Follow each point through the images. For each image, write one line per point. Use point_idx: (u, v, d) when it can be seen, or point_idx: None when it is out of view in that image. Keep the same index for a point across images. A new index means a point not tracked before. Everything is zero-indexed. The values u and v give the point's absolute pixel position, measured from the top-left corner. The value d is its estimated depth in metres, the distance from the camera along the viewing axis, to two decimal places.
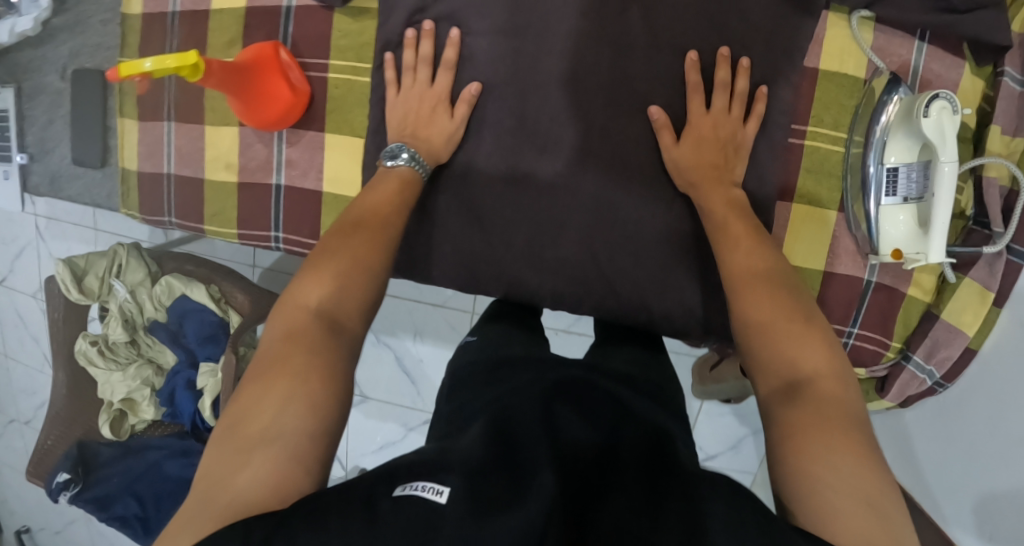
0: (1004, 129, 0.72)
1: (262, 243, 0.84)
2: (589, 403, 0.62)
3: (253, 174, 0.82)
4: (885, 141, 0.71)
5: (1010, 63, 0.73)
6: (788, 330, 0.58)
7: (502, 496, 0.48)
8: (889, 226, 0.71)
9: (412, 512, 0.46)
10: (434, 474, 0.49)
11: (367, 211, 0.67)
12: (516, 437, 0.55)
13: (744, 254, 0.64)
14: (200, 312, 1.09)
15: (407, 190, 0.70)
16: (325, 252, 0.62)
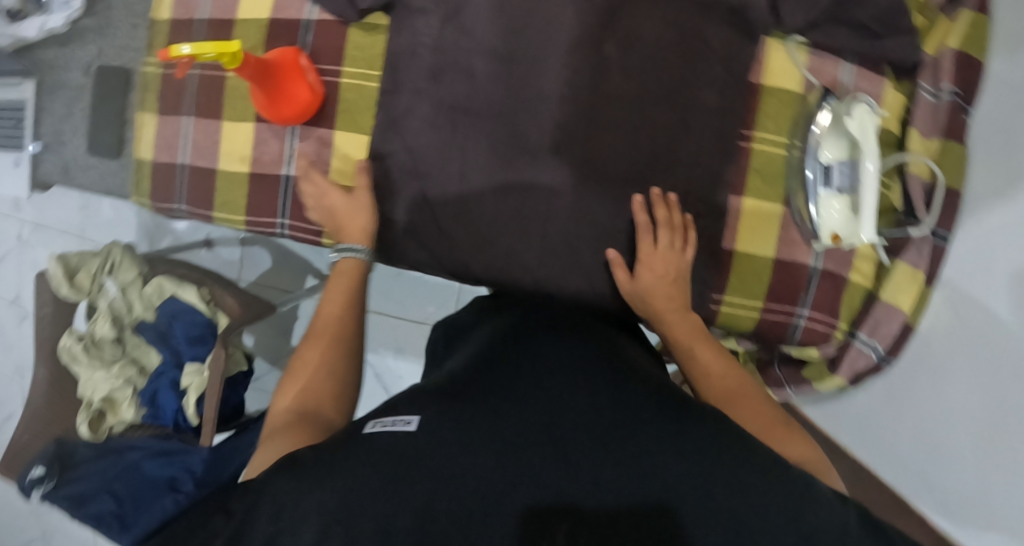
0: (922, 133, 0.85)
1: (267, 230, 0.91)
2: (556, 345, 0.70)
3: (264, 166, 0.90)
4: (817, 145, 0.83)
5: (925, 78, 0.86)
6: (740, 406, 0.67)
7: (464, 417, 0.58)
8: (826, 213, 0.82)
9: (388, 441, 0.57)
10: (407, 411, 0.60)
11: (325, 317, 0.77)
12: (480, 378, 0.65)
13: (708, 356, 0.73)
14: (190, 312, 1.15)
15: (355, 279, 0.81)
16: (298, 367, 0.73)
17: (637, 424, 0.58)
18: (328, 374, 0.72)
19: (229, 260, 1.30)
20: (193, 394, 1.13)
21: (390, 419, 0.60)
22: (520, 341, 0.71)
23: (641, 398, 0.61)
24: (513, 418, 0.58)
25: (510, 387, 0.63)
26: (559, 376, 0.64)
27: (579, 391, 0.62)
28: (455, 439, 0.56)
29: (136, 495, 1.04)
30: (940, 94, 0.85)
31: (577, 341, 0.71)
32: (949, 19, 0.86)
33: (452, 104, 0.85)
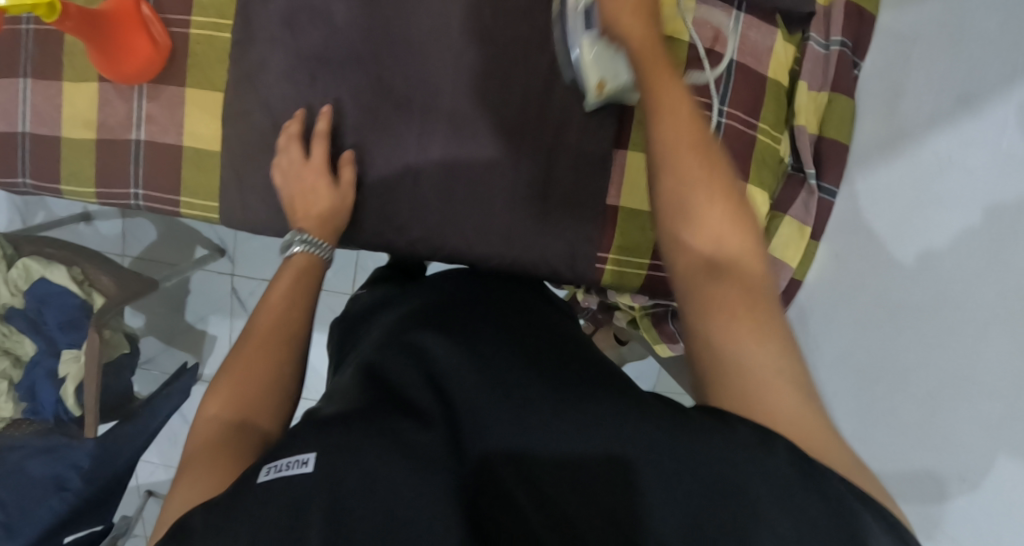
0: (810, 86, 0.81)
1: (122, 202, 0.83)
2: (467, 340, 0.63)
3: (112, 130, 0.82)
4: (581, 41, 0.72)
5: (814, 30, 0.82)
6: (728, 292, 0.52)
7: (363, 442, 0.48)
8: (589, 51, 0.71)
9: (280, 492, 0.46)
10: (297, 443, 0.49)
11: (265, 312, 0.67)
12: (376, 388, 0.56)
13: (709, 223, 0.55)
14: (61, 295, 1.03)
15: (303, 279, 0.71)
16: (232, 368, 0.62)
17: (551, 418, 0.51)
18: (266, 379, 0.61)
19: (110, 235, 1.22)
20: (72, 383, 1.02)
21: (278, 460, 0.48)
22: (398, 343, 0.63)
23: (543, 386, 0.55)
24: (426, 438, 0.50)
25: (404, 405, 0.54)
26: (454, 387, 0.57)
27: (480, 399, 0.54)
28: (361, 473, 0.46)
29: (23, 500, 0.95)
30: (829, 46, 0.81)
31: (458, 330, 0.65)
32: None
33: (312, 54, 0.78)
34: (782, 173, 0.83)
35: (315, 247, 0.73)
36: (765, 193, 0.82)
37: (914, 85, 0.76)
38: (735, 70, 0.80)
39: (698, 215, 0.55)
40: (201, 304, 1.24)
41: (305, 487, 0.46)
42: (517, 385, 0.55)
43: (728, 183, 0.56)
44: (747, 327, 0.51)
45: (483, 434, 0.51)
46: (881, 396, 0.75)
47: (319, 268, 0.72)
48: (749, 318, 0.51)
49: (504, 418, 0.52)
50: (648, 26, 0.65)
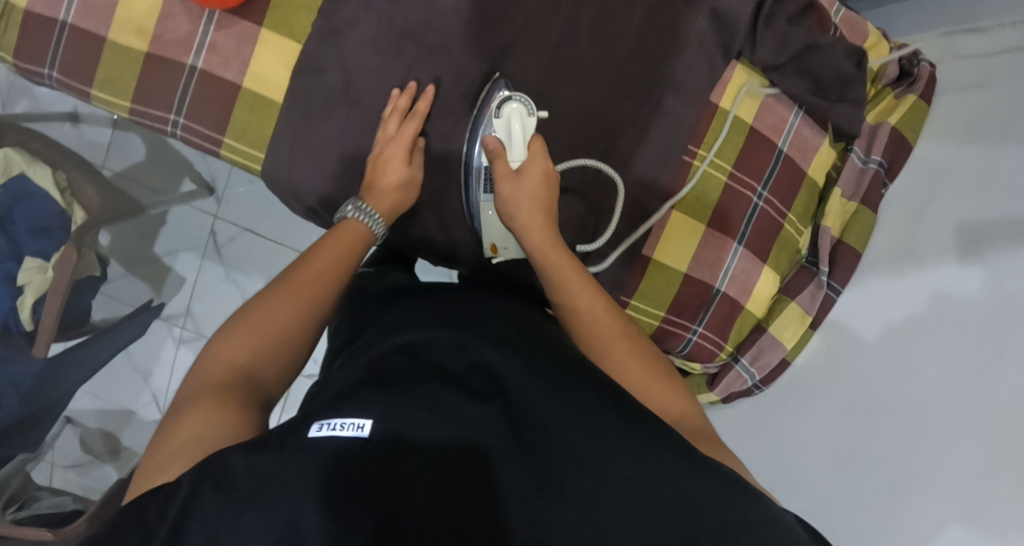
0: (843, 192, 0.88)
1: (158, 125, 0.79)
2: (516, 327, 0.66)
3: (166, 48, 0.77)
4: (480, 201, 0.78)
5: (858, 143, 0.88)
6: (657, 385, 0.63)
7: (413, 411, 0.53)
8: (488, 216, 0.77)
9: (334, 448, 0.51)
10: (352, 406, 0.54)
11: (306, 270, 0.69)
12: (429, 358, 0.60)
13: (620, 354, 0.64)
14: (39, 199, 0.97)
15: (355, 245, 0.72)
16: (257, 313, 0.66)
17: (588, 417, 0.55)
18: (289, 339, 0.65)
19: (94, 142, 1.15)
20: (30, 296, 0.94)
21: (336, 418, 0.53)
22: (442, 319, 0.66)
23: (581, 376, 0.59)
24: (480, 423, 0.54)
25: (449, 379, 0.58)
26: (498, 362, 0.60)
27: (519, 379, 0.58)
28: (414, 446, 0.52)
29: None
30: (866, 162, 0.88)
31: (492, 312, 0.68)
32: (894, 96, 0.88)
33: (404, 32, 0.77)
34: (795, 263, 0.90)
35: (364, 216, 0.73)
36: (777, 276, 0.89)
37: (933, 217, 0.82)
38: (783, 158, 0.85)
39: (609, 358, 0.64)
40: (173, 238, 1.20)
41: (357, 450, 0.51)
42: (560, 371, 0.59)
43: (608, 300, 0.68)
44: (679, 434, 0.60)
45: (529, 413, 0.55)
46: (853, 466, 0.80)
47: (364, 241, 0.73)
48: (652, 377, 0.64)
49: (544, 403, 0.56)
50: (546, 165, 0.73)
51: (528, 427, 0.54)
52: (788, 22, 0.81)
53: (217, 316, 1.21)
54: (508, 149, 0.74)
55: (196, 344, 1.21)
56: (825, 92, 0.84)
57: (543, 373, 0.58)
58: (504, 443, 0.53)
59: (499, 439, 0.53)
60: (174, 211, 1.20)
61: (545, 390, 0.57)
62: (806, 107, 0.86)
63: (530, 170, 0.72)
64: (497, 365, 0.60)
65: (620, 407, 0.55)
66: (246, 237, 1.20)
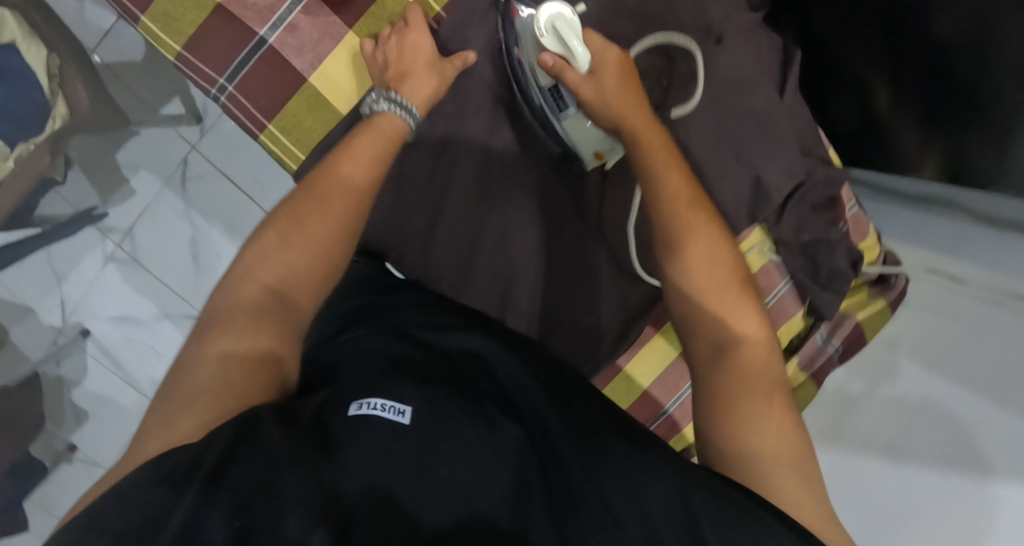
0: (799, 362, 0.95)
1: (201, 83, 0.75)
2: (525, 354, 0.66)
3: (242, 9, 0.74)
4: (565, 115, 0.78)
5: (825, 324, 0.96)
6: (739, 309, 0.65)
7: (448, 405, 0.54)
8: (583, 132, 0.79)
9: (375, 429, 0.50)
10: (389, 392, 0.54)
11: (339, 177, 0.65)
12: (449, 367, 0.61)
13: (713, 271, 0.66)
14: (25, 79, 0.88)
15: (388, 148, 0.68)
16: (297, 203, 0.64)
17: (609, 447, 0.55)
18: (320, 236, 0.62)
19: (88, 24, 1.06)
20: None
21: (374, 400, 0.53)
22: (458, 334, 0.66)
23: (588, 410, 0.60)
24: (510, 430, 0.54)
25: (468, 387, 0.58)
26: (513, 387, 0.61)
27: (535, 403, 0.59)
28: (451, 434, 0.51)
29: None
30: (827, 343, 0.96)
31: (498, 336, 0.69)
32: (868, 293, 0.97)
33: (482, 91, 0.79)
34: None
35: (399, 106, 0.70)
36: None
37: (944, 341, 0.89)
38: None
39: (700, 286, 0.66)
40: (141, 153, 1.12)
41: (397, 432, 0.51)
42: (571, 400, 0.61)
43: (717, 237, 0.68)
44: (753, 373, 0.62)
45: (547, 438, 0.56)
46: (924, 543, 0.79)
47: (399, 140, 0.69)
48: (750, 322, 0.65)
49: (560, 426, 0.57)
50: (641, 107, 0.73)
51: (549, 448, 0.55)
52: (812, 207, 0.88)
53: (158, 246, 1.15)
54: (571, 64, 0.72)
55: (127, 268, 1.15)
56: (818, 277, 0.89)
57: (551, 397, 0.60)
58: (529, 452, 0.53)
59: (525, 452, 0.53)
60: (144, 131, 1.11)
61: (564, 418, 0.58)
62: (795, 281, 0.90)
63: (627, 87, 0.73)
64: (514, 386, 0.61)
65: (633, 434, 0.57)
66: (218, 180, 1.14)
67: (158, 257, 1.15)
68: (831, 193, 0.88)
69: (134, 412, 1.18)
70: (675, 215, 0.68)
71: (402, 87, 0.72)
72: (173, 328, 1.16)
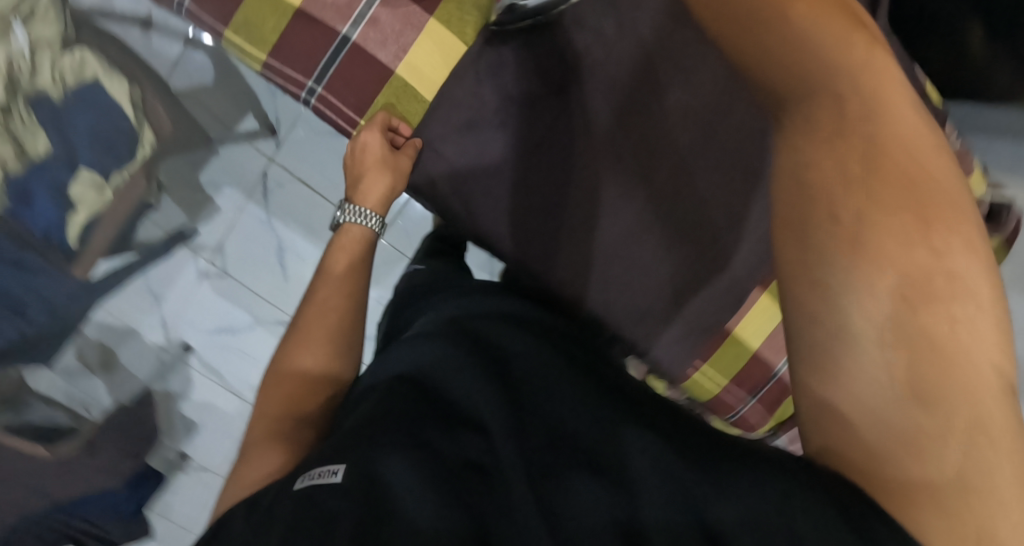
0: None
1: (292, 89, 0.80)
2: (505, 361, 0.59)
3: (323, 10, 0.78)
4: None
5: None
6: (836, 22, 0.51)
7: (388, 455, 0.48)
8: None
9: (309, 498, 0.45)
10: (333, 456, 0.49)
11: (320, 302, 0.74)
12: (409, 397, 0.55)
13: (810, 7, 0.51)
14: (111, 110, 0.91)
15: (359, 248, 0.81)
16: (291, 340, 0.72)
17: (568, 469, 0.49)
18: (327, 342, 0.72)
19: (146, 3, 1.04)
20: (80, 214, 0.92)
21: (318, 469, 0.48)
22: (441, 353, 0.60)
23: (554, 422, 0.52)
24: (462, 466, 0.48)
25: (431, 413, 0.53)
26: (476, 399, 0.54)
27: (496, 415, 0.51)
28: (393, 488, 0.46)
29: None
30: None
31: (477, 341, 0.63)
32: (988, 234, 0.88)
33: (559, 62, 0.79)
34: None
35: (360, 216, 0.81)
36: None
37: None
38: None
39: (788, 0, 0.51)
40: (222, 171, 1.15)
41: (330, 494, 0.45)
42: (538, 401, 0.54)
43: (814, 13, 0.51)
44: (880, 214, 0.48)
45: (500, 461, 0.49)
46: None
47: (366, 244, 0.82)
48: (868, 52, 0.52)
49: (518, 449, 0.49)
50: None
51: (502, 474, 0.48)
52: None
53: (246, 255, 1.18)
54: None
55: (219, 283, 1.18)
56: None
57: (511, 403, 0.53)
58: (481, 484, 0.47)
59: (471, 493, 0.46)
60: (223, 147, 1.14)
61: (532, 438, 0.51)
62: None
63: None
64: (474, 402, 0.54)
65: (581, 434, 0.51)
66: (296, 187, 1.16)
67: (246, 268, 1.18)
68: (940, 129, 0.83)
69: (237, 417, 1.23)
70: None
71: (359, 192, 0.81)
72: (266, 335, 1.21)
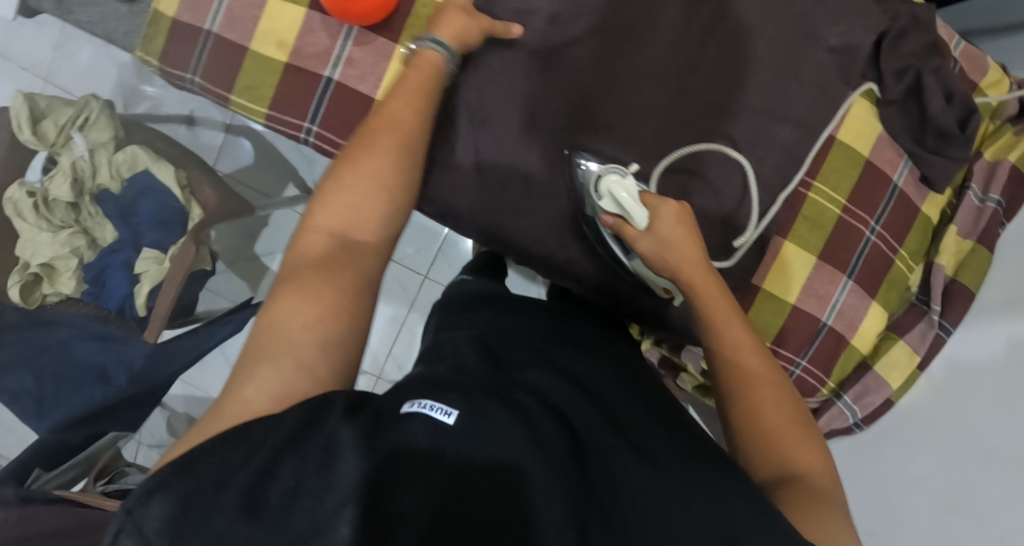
0: (959, 231, 0.84)
1: (291, 132, 0.82)
2: (572, 371, 0.66)
3: (305, 59, 0.81)
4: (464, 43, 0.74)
5: (975, 181, 0.85)
6: (676, 224, 0.69)
7: (498, 413, 0.54)
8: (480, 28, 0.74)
9: (427, 431, 0.51)
10: (437, 394, 0.55)
11: (386, 118, 0.66)
12: (491, 371, 0.62)
13: (663, 223, 0.69)
14: (163, 194, 1.02)
15: (432, 82, 0.70)
16: (348, 151, 0.64)
17: (643, 462, 0.55)
18: (397, 170, 0.63)
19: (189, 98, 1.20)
20: (146, 284, 1.00)
21: (424, 400, 0.54)
22: (517, 346, 0.69)
23: (640, 424, 0.60)
24: (550, 434, 0.55)
25: (517, 389, 0.60)
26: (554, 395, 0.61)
27: (574, 413, 0.59)
28: (497, 440, 0.52)
29: (58, 376, 0.94)
30: (984, 201, 0.84)
31: (633, 392, 0.66)
32: (1014, 133, 0.84)
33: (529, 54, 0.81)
34: (905, 300, 0.88)
35: (432, 46, 0.71)
36: (885, 312, 0.87)
37: None
38: (898, 193, 0.85)
39: (660, 214, 0.70)
40: (273, 239, 1.25)
41: (441, 433, 0.51)
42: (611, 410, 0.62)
43: (674, 225, 0.69)
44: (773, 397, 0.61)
45: (580, 448, 0.56)
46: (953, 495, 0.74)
47: (439, 76, 0.70)
48: (687, 234, 0.69)
49: (590, 438, 0.57)
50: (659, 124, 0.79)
51: (587, 464, 0.54)
52: (922, 64, 0.82)
53: None
54: (630, 220, 0.71)
55: None
56: (925, 141, 0.83)
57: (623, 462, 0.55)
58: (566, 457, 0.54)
59: (560, 461, 0.53)
60: (277, 214, 1.25)
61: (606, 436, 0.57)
62: (913, 158, 0.85)
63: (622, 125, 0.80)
64: (544, 390, 0.61)
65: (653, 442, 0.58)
66: None
67: None
68: (930, 38, 0.82)
69: None
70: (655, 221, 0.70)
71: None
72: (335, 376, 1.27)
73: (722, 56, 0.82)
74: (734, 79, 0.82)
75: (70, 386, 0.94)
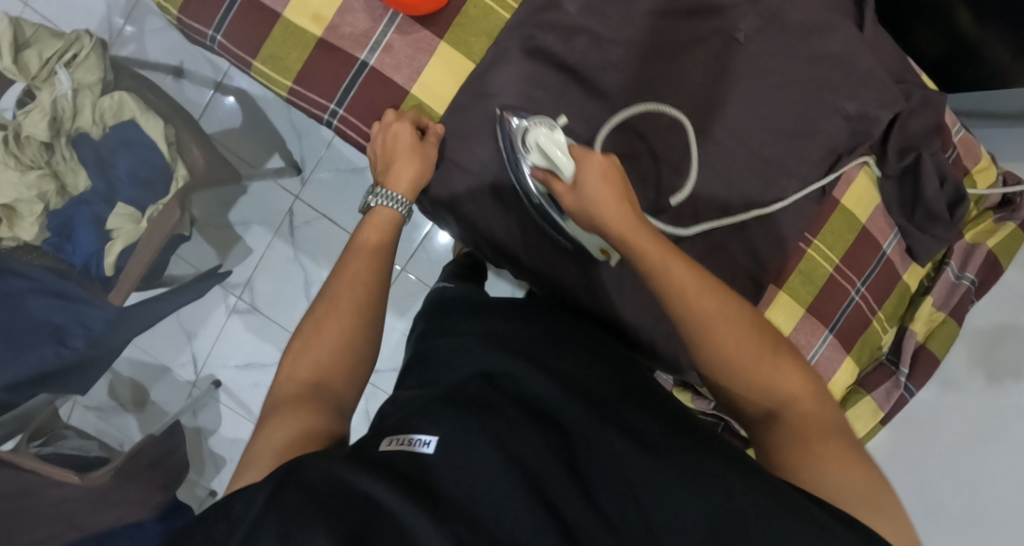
0: (934, 302, 0.91)
1: (314, 112, 0.80)
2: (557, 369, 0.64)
3: (341, 39, 0.79)
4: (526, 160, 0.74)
5: (954, 258, 0.92)
6: (599, 174, 0.67)
7: (478, 432, 0.55)
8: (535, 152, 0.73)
9: (405, 463, 0.53)
10: (421, 426, 0.56)
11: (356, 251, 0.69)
12: (480, 386, 0.61)
13: (590, 163, 0.68)
14: (146, 148, 0.95)
15: (391, 228, 0.73)
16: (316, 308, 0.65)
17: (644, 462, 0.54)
18: (361, 314, 0.65)
19: (179, 47, 1.13)
20: (118, 242, 0.94)
21: (405, 437, 0.55)
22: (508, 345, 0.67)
23: (625, 420, 0.58)
24: (539, 443, 0.55)
25: (506, 402, 0.59)
26: (540, 401, 0.60)
27: (565, 413, 0.58)
28: (482, 458, 0.53)
29: (8, 332, 0.87)
30: (960, 277, 0.91)
31: (627, 390, 0.63)
32: (994, 220, 0.92)
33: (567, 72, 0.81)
34: (876, 359, 0.93)
35: (390, 200, 0.74)
36: (857, 368, 0.92)
37: None
38: (885, 260, 0.90)
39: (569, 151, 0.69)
40: (250, 210, 1.19)
41: (421, 463, 0.53)
42: (597, 406, 0.60)
43: (596, 175, 0.67)
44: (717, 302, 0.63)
45: (571, 453, 0.56)
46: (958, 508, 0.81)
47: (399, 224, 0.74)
48: (602, 174, 0.68)
49: (583, 438, 0.56)
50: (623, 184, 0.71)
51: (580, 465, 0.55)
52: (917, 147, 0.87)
53: (275, 292, 1.20)
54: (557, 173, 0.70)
55: (249, 318, 1.20)
56: (914, 218, 0.89)
57: (612, 459, 0.55)
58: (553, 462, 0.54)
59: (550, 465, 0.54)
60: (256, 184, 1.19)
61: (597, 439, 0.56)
62: (902, 231, 0.91)
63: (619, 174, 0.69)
64: (535, 395, 0.61)
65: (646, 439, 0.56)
66: (322, 223, 1.19)
67: (274, 303, 1.20)
68: (935, 122, 0.87)
69: None
70: (581, 173, 0.68)
71: (388, 177, 0.75)
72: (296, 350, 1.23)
73: (749, 106, 0.84)
74: (758, 129, 0.84)
75: (22, 343, 0.88)
